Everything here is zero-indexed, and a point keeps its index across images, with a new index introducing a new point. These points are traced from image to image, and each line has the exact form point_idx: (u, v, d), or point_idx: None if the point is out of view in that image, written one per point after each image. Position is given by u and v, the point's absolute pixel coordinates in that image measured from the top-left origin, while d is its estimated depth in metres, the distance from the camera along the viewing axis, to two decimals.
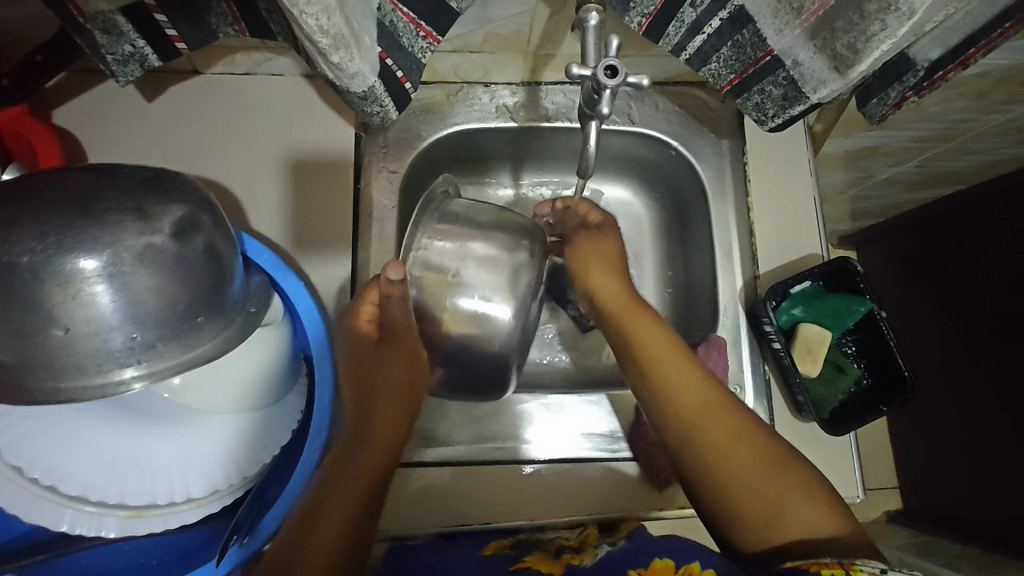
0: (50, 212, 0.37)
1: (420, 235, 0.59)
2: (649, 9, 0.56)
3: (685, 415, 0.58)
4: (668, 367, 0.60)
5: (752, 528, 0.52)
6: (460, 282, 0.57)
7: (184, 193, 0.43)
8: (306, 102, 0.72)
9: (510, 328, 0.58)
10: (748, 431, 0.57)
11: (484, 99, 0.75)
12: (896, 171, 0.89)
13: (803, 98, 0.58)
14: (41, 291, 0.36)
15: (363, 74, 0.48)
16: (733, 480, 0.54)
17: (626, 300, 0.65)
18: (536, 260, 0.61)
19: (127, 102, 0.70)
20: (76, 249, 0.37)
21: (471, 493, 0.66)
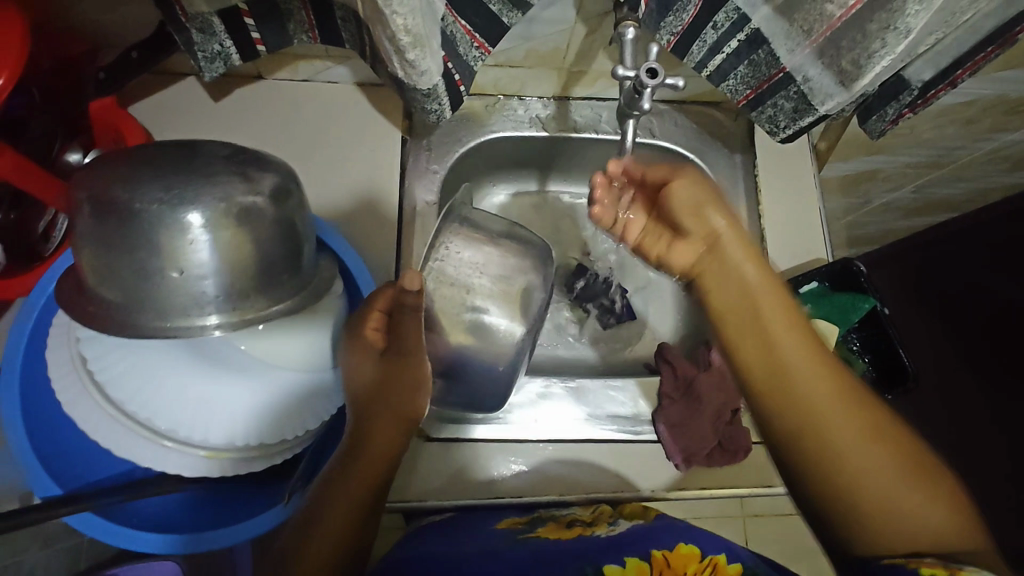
0: (175, 173, 0.44)
1: (441, 247, 0.63)
2: (676, 29, 0.63)
3: (806, 405, 0.51)
4: (787, 348, 0.52)
5: (864, 526, 0.49)
6: (472, 294, 0.63)
7: (276, 166, 0.49)
8: (358, 107, 0.79)
9: (512, 345, 0.63)
10: (868, 421, 0.51)
11: (519, 110, 0.82)
12: (891, 197, 0.95)
13: (812, 110, 0.65)
14: (164, 237, 0.43)
15: (430, 72, 0.55)
16: (849, 480, 0.50)
17: (733, 267, 0.56)
18: (541, 282, 0.67)
19: (195, 100, 0.76)
20: (194, 202, 0.44)
21: (499, 470, 0.70)
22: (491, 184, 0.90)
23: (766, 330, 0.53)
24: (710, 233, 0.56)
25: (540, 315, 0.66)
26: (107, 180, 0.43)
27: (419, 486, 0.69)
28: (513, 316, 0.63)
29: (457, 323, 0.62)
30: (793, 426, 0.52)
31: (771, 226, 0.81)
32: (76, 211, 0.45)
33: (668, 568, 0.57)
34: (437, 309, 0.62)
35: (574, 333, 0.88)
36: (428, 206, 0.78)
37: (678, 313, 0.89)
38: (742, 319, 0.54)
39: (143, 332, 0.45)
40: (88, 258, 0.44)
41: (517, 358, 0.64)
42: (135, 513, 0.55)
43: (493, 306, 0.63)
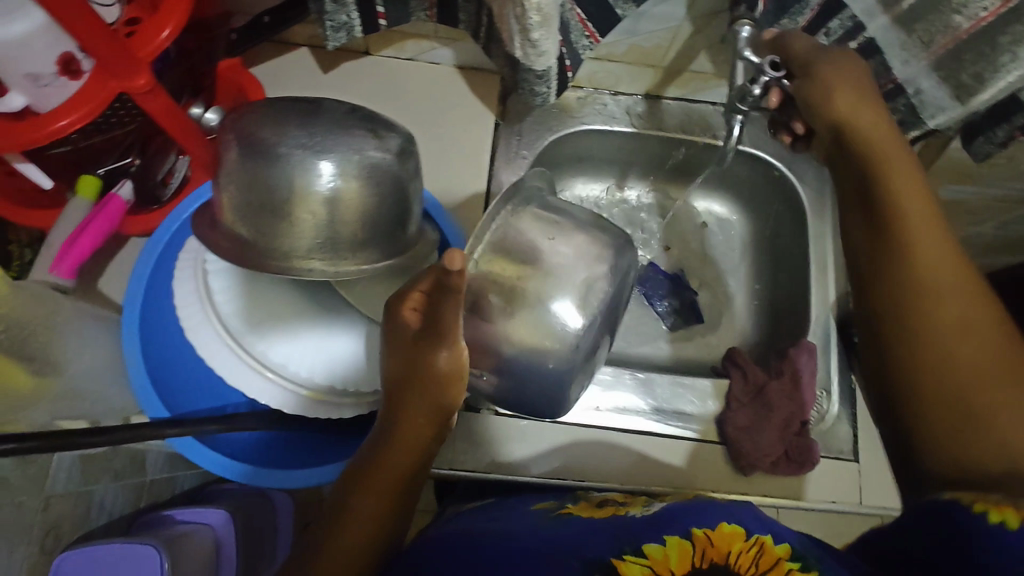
0: (317, 124, 0.48)
1: (494, 220, 0.52)
2: (805, 13, 0.61)
3: (917, 288, 0.44)
4: (914, 225, 0.46)
5: (942, 430, 0.41)
6: (526, 284, 0.50)
7: (396, 128, 0.52)
8: (456, 89, 0.81)
9: (574, 337, 0.52)
10: (983, 331, 0.42)
11: (611, 104, 0.83)
12: (973, 231, 0.97)
13: (920, 123, 0.64)
14: (297, 182, 0.46)
15: (548, 53, 0.57)
16: (947, 383, 0.42)
17: (877, 139, 0.51)
18: (617, 264, 0.55)
19: (305, 71, 0.79)
20: (332, 151, 0.47)
21: (567, 451, 0.69)
22: (571, 177, 0.91)
23: (901, 202, 0.47)
24: (861, 105, 0.52)
25: (612, 299, 0.55)
26: (257, 126, 0.47)
27: (475, 458, 0.68)
28: (579, 302, 0.52)
29: (510, 307, 0.50)
30: (892, 314, 0.45)
31: None
32: (221, 153, 0.49)
33: (712, 548, 0.44)
34: (485, 294, 0.50)
35: (639, 332, 0.88)
36: None
37: (748, 322, 0.88)
38: (875, 191, 0.49)
39: (269, 269, 0.48)
40: (227, 196, 0.48)
41: (583, 352, 0.53)
42: (223, 444, 0.59)
43: (556, 290, 0.51)
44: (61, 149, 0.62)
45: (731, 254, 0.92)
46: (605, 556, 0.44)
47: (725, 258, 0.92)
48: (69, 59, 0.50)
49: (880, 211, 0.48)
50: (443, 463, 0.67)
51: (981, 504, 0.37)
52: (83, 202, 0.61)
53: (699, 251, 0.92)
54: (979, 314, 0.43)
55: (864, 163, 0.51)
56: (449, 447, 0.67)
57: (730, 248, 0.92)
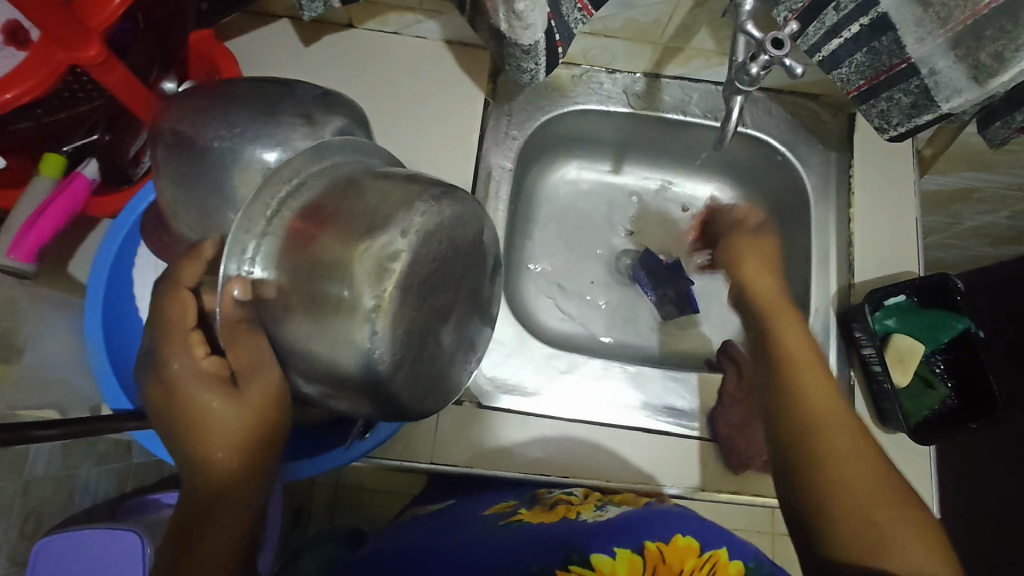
0: (241, 108, 0.44)
1: (262, 200, 0.40)
2: (796, 5, 0.60)
3: (818, 442, 0.53)
4: (804, 375, 0.58)
5: (852, 540, 0.49)
6: (318, 271, 0.39)
7: (347, 109, 0.47)
8: (441, 64, 0.77)
9: (394, 320, 0.39)
10: (863, 461, 0.52)
11: (606, 84, 0.80)
12: (984, 219, 0.99)
13: (933, 107, 0.61)
14: (241, 171, 0.43)
15: (536, 27, 0.53)
16: (857, 515, 0.49)
17: (765, 298, 0.64)
18: (441, 218, 0.41)
19: (286, 42, 0.75)
20: (278, 135, 0.43)
21: (549, 450, 0.67)
22: (564, 161, 0.88)
23: (798, 363, 0.58)
24: (755, 277, 0.65)
25: (444, 255, 0.41)
26: (203, 111, 0.44)
27: (455, 449, 0.65)
28: (381, 279, 0.38)
29: (302, 298, 0.39)
30: (797, 447, 0.54)
31: (866, 233, 0.75)
32: (159, 140, 0.45)
33: (663, 566, 0.45)
34: (273, 297, 0.39)
35: (633, 319, 0.85)
36: (503, 171, 0.76)
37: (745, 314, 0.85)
38: (764, 340, 0.62)
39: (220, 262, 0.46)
40: (170, 191, 0.45)
41: (422, 337, 0.41)
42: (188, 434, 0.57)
43: (345, 262, 0.38)
44: (25, 125, 0.56)
45: None
46: (551, 567, 0.44)
47: (724, 248, 0.88)
48: (15, 28, 0.48)
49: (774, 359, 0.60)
50: (422, 457, 0.65)
51: None
52: (46, 181, 0.57)
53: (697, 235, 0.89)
54: (868, 453, 0.53)
55: (755, 317, 0.64)
56: (430, 441, 0.65)
57: None
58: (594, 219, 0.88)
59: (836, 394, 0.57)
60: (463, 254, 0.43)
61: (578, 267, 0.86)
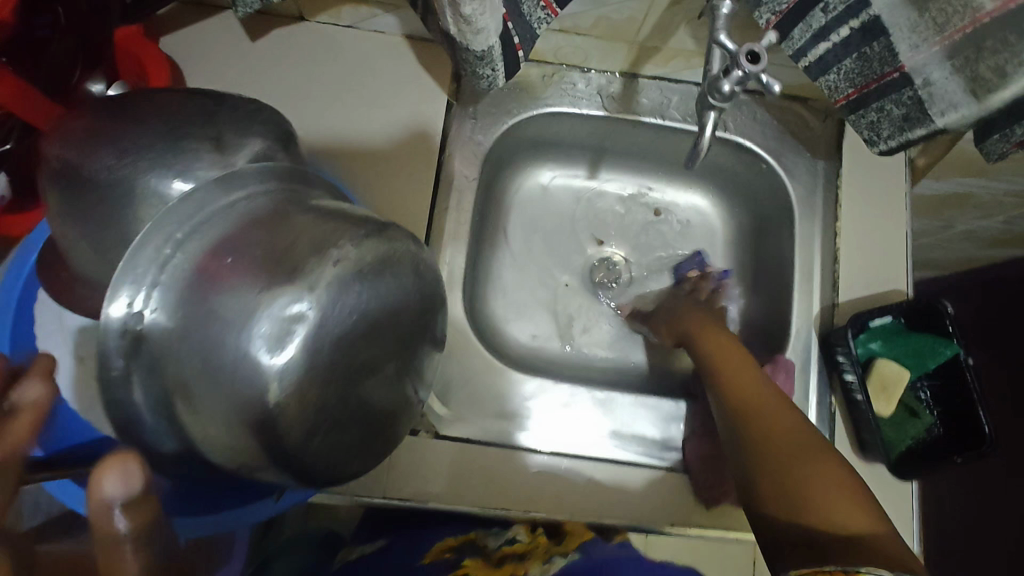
0: (139, 132, 0.39)
1: (152, 242, 0.34)
2: (780, 7, 0.55)
3: (748, 418, 0.57)
4: (735, 370, 0.63)
5: (780, 506, 0.49)
6: (214, 324, 0.34)
7: (269, 126, 0.42)
8: (400, 61, 0.71)
9: (305, 384, 0.35)
10: (793, 429, 0.54)
11: (580, 84, 0.74)
12: (979, 224, 0.94)
13: (926, 120, 0.55)
14: (137, 205, 0.38)
15: (488, 32, 0.48)
16: (777, 478, 0.50)
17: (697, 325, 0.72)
18: (363, 265, 0.36)
19: (229, 36, 0.69)
20: (181, 163, 0.38)
21: (512, 483, 0.62)
22: (537, 165, 0.82)
23: (732, 376, 0.62)
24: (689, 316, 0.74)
25: (366, 307, 0.36)
26: (95, 135, 0.38)
27: (408, 481, 0.61)
28: (282, 342, 0.34)
29: (195, 352, 0.34)
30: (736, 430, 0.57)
31: (853, 248, 0.71)
32: (47, 165, 0.39)
33: None
34: (163, 354, 0.35)
35: (608, 335, 0.81)
36: (468, 180, 0.71)
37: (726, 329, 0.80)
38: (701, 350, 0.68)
39: None
40: (64, 228, 0.39)
41: (341, 398, 0.37)
42: None
43: (250, 316, 0.34)
44: None
45: (712, 253, 0.83)
46: None
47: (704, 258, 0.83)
48: None
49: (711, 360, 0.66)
50: (373, 490, 0.60)
51: None
52: None
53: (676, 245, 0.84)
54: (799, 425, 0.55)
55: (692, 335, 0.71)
56: (382, 472, 0.60)
57: (710, 246, 0.83)
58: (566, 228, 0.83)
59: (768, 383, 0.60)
60: (395, 303, 0.38)
61: (550, 278, 0.81)
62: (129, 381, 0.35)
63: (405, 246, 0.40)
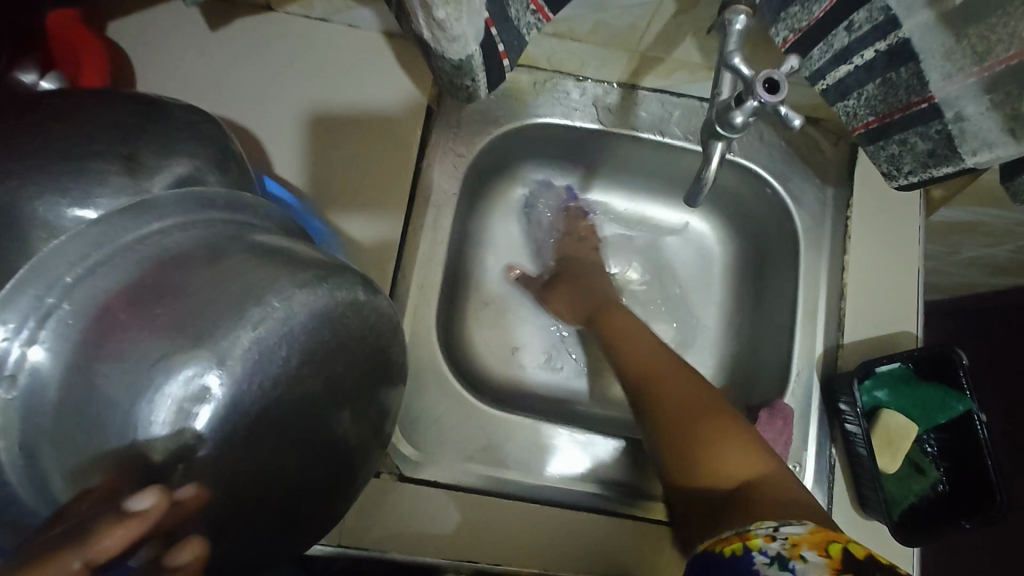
0: (40, 152, 0.33)
1: (31, 289, 0.28)
2: (800, 24, 0.48)
3: (644, 380, 0.57)
4: (625, 330, 0.64)
5: (679, 464, 0.51)
6: (104, 395, 0.29)
7: (199, 144, 0.37)
8: (376, 60, 0.64)
9: (215, 460, 0.30)
10: (687, 388, 0.55)
11: (574, 94, 0.68)
12: (986, 251, 0.89)
13: (954, 158, 0.50)
14: (31, 238, 0.32)
15: (466, 38, 0.42)
16: (675, 441, 0.52)
17: (583, 286, 0.71)
18: (293, 325, 0.31)
19: (184, 25, 0.62)
20: (85, 190, 0.33)
21: (482, 530, 0.57)
22: (525, 177, 0.76)
23: (620, 342, 0.63)
24: (588, 290, 0.71)
25: (297, 373, 0.32)
26: None
27: (396, 520, 0.56)
28: (182, 423, 0.29)
29: (82, 430, 0.29)
30: (634, 397, 0.58)
31: (861, 285, 0.65)
32: None
33: None
34: (39, 425, 0.29)
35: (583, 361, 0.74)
36: (447, 194, 0.65)
37: (719, 361, 0.75)
38: (591, 316, 0.68)
39: None
40: None
41: (258, 473, 0.32)
42: None
43: (149, 385, 0.29)
44: None
45: (706, 279, 0.78)
46: None
47: (698, 283, 0.78)
48: None
49: (599, 323, 0.66)
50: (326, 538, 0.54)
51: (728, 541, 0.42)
52: None
53: (661, 264, 0.78)
54: (688, 382, 0.56)
55: (590, 301, 0.69)
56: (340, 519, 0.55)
57: (705, 271, 0.78)
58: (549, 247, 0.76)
59: (656, 342, 0.61)
60: (328, 360, 0.33)
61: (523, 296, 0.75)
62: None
63: (352, 293, 0.34)
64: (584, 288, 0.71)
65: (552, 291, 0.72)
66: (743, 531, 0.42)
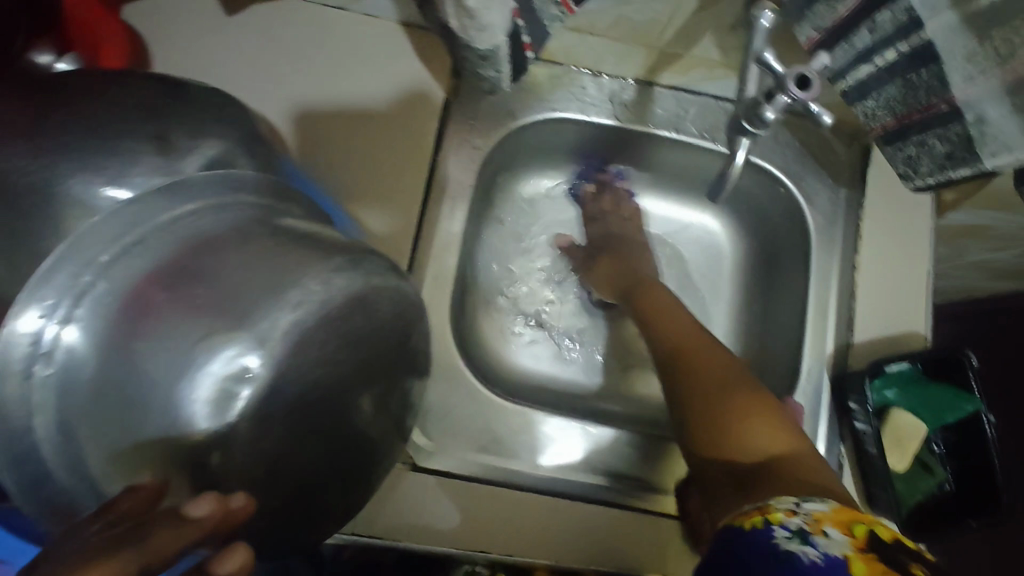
0: (68, 130, 0.33)
1: (67, 267, 0.28)
2: (823, 23, 0.51)
3: (674, 356, 0.58)
4: (665, 307, 0.63)
5: (702, 434, 0.52)
6: (146, 374, 0.30)
7: (227, 128, 0.37)
8: (393, 49, 0.63)
9: (255, 429, 0.33)
10: (718, 365, 0.55)
11: (591, 89, 0.67)
12: (990, 256, 0.90)
13: (974, 161, 0.50)
14: (57, 216, 0.32)
15: (494, 28, 0.42)
16: (703, 412, 0.52)
17: (626, 264, 0.71)
18: (328, 309, 0.33)
19: (201, 10, 0.61)
20: (114, 169, 0.33)
21: (496, 520, 0.57)
22: (539, 170, 0.76)
23: (658, 321, 0.62)
24: (633, 268, 0.71)
25: (331, 357, 0.34)
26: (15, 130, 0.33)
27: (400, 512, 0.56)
28: (224, 406, 0.31)
29: (120, 409, 0.29)
30: (666, 370, 0.58)
31: (872, 285, 0.65)
32: None
33: None
34: (75, 403, 0.29)
35: (594, 354, 0.75)
36: (463, 186, 0.65)
37: None
38: (628, 294, 0.68)
39: None
40: None
41: (287, 451, 0.34)
42: None
43: (192, 364, 0.30)
44: None
45: (717, 277, 0.78)
46: None
47: (709, 281, 0.78)
48: None
49: (643, 294, 0.66)
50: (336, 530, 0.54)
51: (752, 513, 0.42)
52: None
53: (671, 260, 0.79)
54: (719, 358, 0.55)
55: (634, 276, 0.69)
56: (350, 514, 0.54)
57: (716, 268, 0.78)
58: (600, 221, 0.75)
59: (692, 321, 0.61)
60: (359, 345, 0.35)
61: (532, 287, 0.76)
62: (32, 434, 0.29)
63: (384, 279, 0.35)
64: (628, 265, 0.71)
65: (597, 264, 0.73)
66: (764, 504, 0.42)
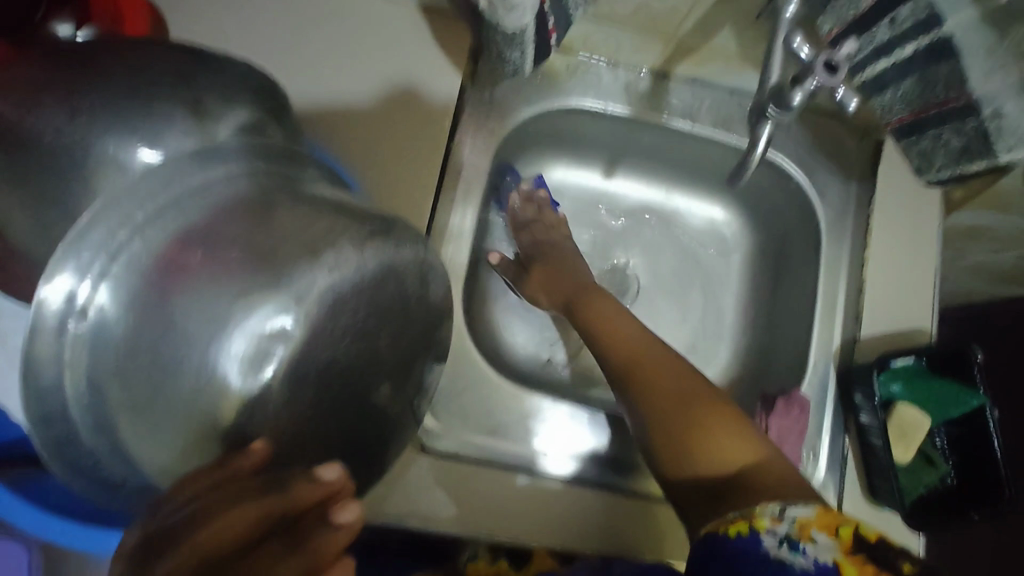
0: (105, 92, 0.33)
1: (104, 225, 0.28)
2: (847, 15, 0.50)
3: (629, 370, 0.56)
4: (609, 319, 0.62)
5: (670, 452, 0.50)
6: (183, 331, 0.30)
7: (257, 96, 0.37)
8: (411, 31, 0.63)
9: (287, 390, 0.34)
10: (675, 376, 0.54)
11: (606, 79, 0.68)
12: (990, 258, 0.90)
13: (988, 155, 0.51)
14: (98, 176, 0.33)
15: (522, 9, 0.43)
16: (666, 429, 0.51)
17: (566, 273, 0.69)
18: (361, 274, 0.33)
19: None
20: (152, 132, 0.34)
21: (500, 503, 0.56)
22: (551, 160, 0.76)
23: (604, 335, 0.60)
24: (577, 274, 0.69)
25: (361, 325, 0.35)
26: (52, 91, 0.33)
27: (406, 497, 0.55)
28: (258, 364, 0.32)
29: (154, 366, 0.30)
30: (621, 389, 0.56)
31: (881, 281, 0.66)
32: None
33: None
34: (106, 359, 0.29)
35: None
36: (478, 171, 0.64)
37: (733, 350, 0.76)
38: (571, 309, 0.65)
39: None
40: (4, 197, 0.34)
41: (306, 419, 0.35)
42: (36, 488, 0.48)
43: (228, 322, 0.31)
44: None
45: (723, 271, 0.78)
46: None
47: (715, 277, 0.78)
48: None
49: (582, 309, 0.64)
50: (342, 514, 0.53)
51: (737, 522, 0.42)
52: None
53: (679, 253, 0.79)
54: (671, 370, 0.55)
55: (578, 288, 0.67)
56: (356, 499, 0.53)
57: (723, 262, 0.79)
58: (530, 228, 0.72)
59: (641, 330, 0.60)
60: (384, 315, 0.35)
61: None
62: (63, 392, 0.29)
63: (413, 251, 0.36)
64: (568, 275, 0.69)
65: (529, 277, 0.70)
66: (749, 514, 0.42)
